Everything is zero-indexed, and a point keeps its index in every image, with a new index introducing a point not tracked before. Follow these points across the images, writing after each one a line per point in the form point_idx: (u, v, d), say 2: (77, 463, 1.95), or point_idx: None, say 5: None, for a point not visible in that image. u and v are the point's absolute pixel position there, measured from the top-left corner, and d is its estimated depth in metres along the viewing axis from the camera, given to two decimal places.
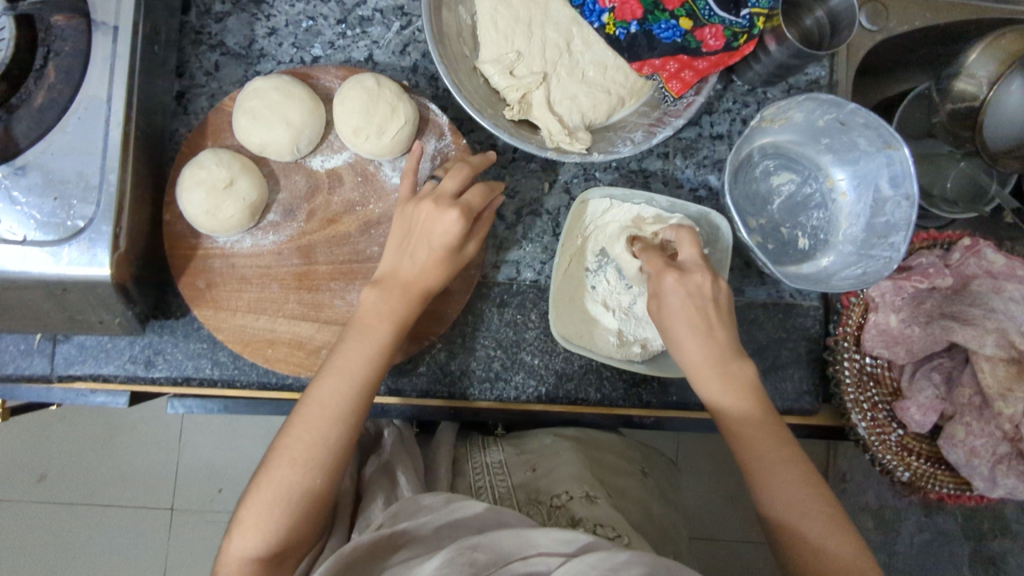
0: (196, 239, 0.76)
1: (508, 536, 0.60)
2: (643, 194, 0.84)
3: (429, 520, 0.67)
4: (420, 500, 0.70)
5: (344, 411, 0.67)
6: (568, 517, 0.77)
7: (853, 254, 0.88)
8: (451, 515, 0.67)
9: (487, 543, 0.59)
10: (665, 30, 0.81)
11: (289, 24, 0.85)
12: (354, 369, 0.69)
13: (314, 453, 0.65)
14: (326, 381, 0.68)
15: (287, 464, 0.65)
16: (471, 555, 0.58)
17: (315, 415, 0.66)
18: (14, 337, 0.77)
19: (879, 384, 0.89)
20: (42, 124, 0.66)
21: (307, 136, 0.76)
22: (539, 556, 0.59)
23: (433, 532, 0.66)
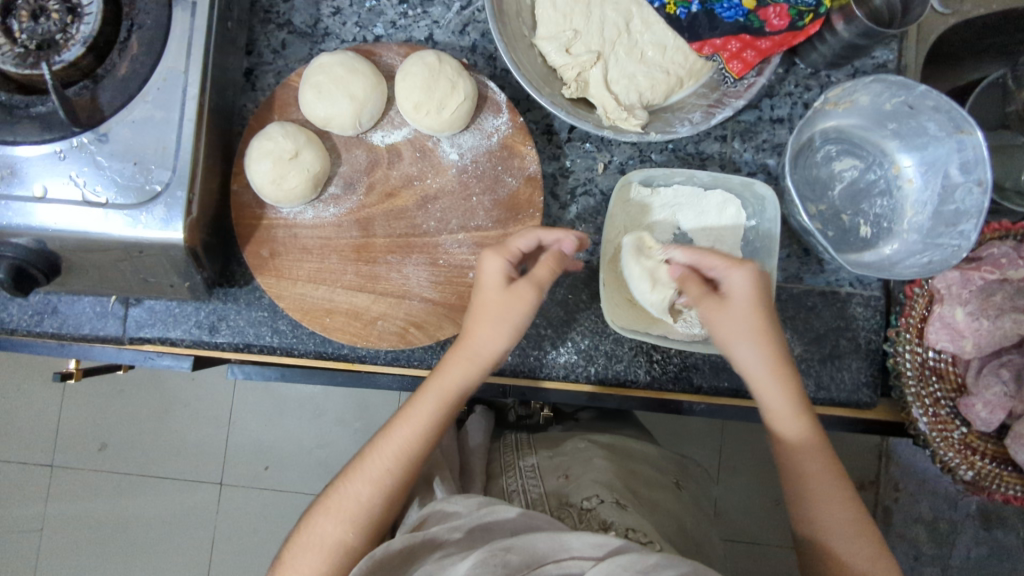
0: (261, 209, 0.78)
1: (543, 538, 0.59)
2: (684, 171, 0.84)
3: (463, 522, 0.66)
4: (450, 503, 0.69)
5: (398, 457, 0.71)
6: (598, 521, 0.74)
7: (918, 243, 0.85)
8: (484, 517, 0.66)
9: (521, 546, 0.59)
10: (727, 8, 0.80)
11: (353, 3, 0.87)
12: (402, 430, 0.71)
13: (379, 475, 0.70)
14: (399, 424, 0.72)
15: (362, 478, 0.70)
16: (505, 557, 0.58)
17: (391, 446, 0.71)
18: (91, 299, 0.82)
19: (942, 379, 0.86)
20: (125, 93, 0.69)
21: (370, 110, 0.77)
22: (573, 560, 0.58)
23: (465, 534, 0.65)
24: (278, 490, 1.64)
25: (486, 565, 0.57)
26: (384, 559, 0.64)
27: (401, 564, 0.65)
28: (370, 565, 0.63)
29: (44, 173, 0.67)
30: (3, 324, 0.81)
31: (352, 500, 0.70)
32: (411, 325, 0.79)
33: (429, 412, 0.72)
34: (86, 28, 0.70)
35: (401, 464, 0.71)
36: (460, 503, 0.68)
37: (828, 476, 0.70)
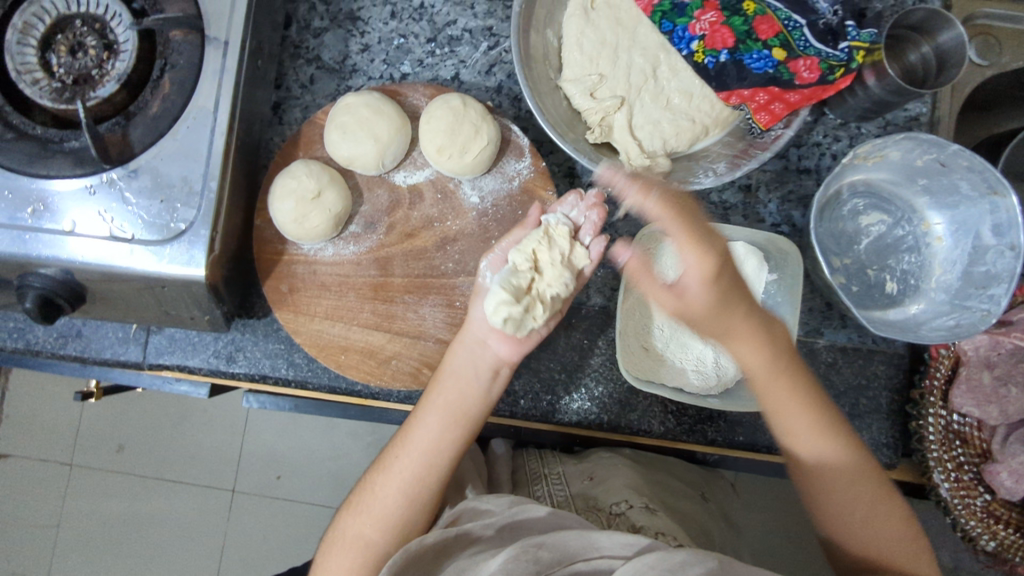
0: (282, 244, 0.79)
1: (574, 537, 0.59)
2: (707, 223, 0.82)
3: (495, 520, 0.66)
4: (482, 504, 0.69)
5: (413, 463, 0.71)
6: (628, 524, 0.74)
7: (946, 303, 0.83)
8: (515, 517, 0.66)
9: (553, 543, 0.58)
10: (757, 60, 0.77)
11: (382, 41, 0.88)
12: (418, 439, 0.72)
13: (402, 477, 0.71)
14: (410, 430, 0.73)
15: (386, 482, 0.71)
16: (537, 553, 0.57)
17: (410, 447, 0.72)
18: (114, 324, 0.83)
19: (966, 444, 0.84)
20: (156, 131, 0.71)
21: (393, 151, 0.78)
22: (603, 557, 0.58)
23: (496, 531, 0.65)
24: (289, 502, 1.65)
25: (518, 560, 0.57)
26: (421, 552, 0.62)
27: (434, 560, 0.63)
28: (405, 558, 0.61)
29: (74, 208, 0.69)
30: (28, 345, 0.83)
31: (377, 500, 0.70)
32: (424, 366, 0.79)
33: (455, 410, 0.73)
34: (122, 65, 0.73)
35: (417, 469, 0.71)
36: (490, 503, 0.69)
37: (876, 497, 0.69)
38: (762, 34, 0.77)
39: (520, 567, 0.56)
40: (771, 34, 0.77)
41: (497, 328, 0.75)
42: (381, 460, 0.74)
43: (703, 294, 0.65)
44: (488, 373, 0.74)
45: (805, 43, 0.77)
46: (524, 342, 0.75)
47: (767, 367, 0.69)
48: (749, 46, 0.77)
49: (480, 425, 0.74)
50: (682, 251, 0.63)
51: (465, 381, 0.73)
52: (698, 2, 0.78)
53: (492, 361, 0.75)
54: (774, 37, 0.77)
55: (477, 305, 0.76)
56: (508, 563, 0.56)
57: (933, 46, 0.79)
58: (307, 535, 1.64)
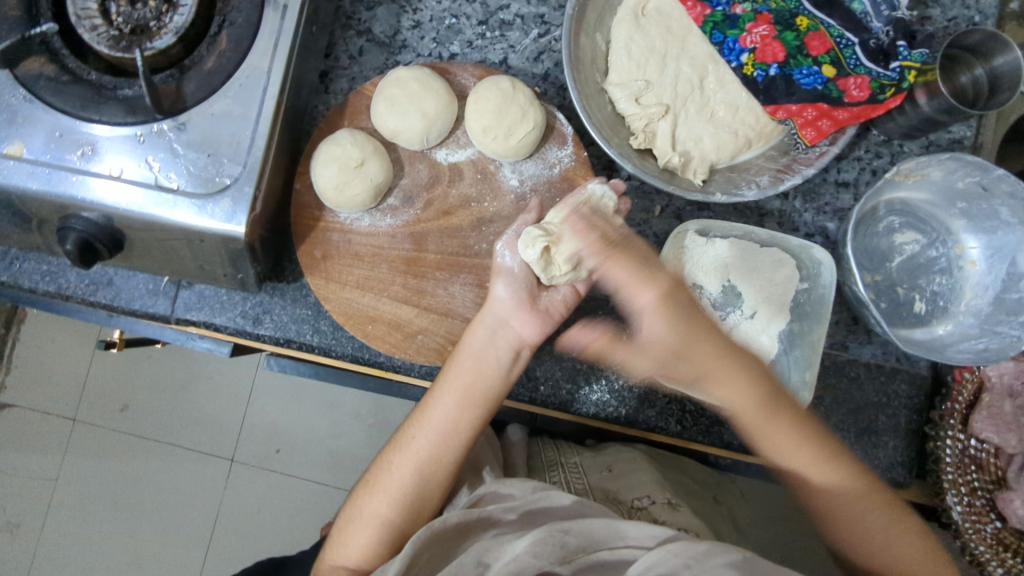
0: (320, 211, 0.80)
1: (599, 525, 0.60)
2: (742, 227, 0.84)
3: (518, 504, 0.65)
4: (505, 486, 0.69)
5: (429, 447, 0.73)
6: (649, 518, 0.76)
7: (974, 327, 0.83)
8: (536, 503, 0.65)
9: (578, 530, 0.59)
10: (806, 76, 0.78)
11: (433, 19, 0.88)
12: (435, 420, 0.74)
13: (422, 458, 0.73)
14: (424, 411, 0.75)
15: (404, 463, 0.73)
16: (562, 539, 0.58)
17: (425, 428, 0.74)
18: (145, 276, 0.84)
19: (980, 469, 0.84)
20: (209, 87, 0.71)
21: (438, 128, 0.78)
22: (627, 548, 0.59)
23: (519, 516, 0.65)
24: (287, 476, 1.66)
25: (545, 543, 0.58)
26: (442, 530, 0.62)
27: (456, 539, 0.63)
28: (428, 536, 0.61)
29: (122, 155, 0.69)
30: (59, 289, 0.83)
31: (393, 478, 0.73)
32: (450, 343, 0.79)
33: (471, 391, 0.74)
34: (180, 18, 0.73)
35: (434, 453, 0.73)
36: (514, 486, 0.68)
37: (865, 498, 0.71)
38: (814, 50, 0.78)
39: (547, 551, 0.57)
40: (822, 51, 0.78)
41: (518, 308, 0.76)
42: (399, 438, 0.76)
43: (657, 308, 0.71)
44: (509, 353, 0.75)
45: (856, 62, 0.78)
46: (548, 321, 0.78)
47: (727, 372, 0.72)
48: (799, 61, 0.78)
49: (497, 404, 0.76)
50: (636, 281, 0.72)
51: (483, 361, 0.74)
52: (751, 16, 0.80)
53: (513, 339, 0.76)
54: (824, 53, 0.78)
55: (497, 282, 0.77)
56: (536, 546, 0.57)
57: (987, 70, 0.80)
58: (303, 509, 1.65)
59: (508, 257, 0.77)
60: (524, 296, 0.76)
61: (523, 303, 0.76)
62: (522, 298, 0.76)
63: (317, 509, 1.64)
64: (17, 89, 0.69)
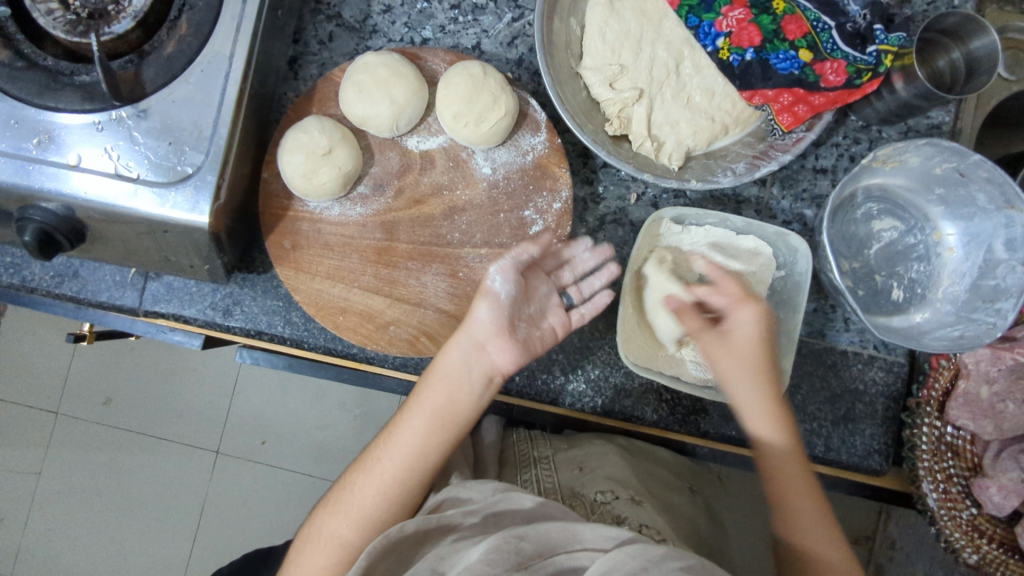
0: (289, 200, 0.78)
1: (556, 529, 0.58)
2: (716, 214, 0.83)
3: (478, 507, 0.65)
4: (465, 490, 0.68)
5: (396, 473, 0.70)
6: (611, 516, 0.74)
7: (951, 314, 0.83)
8: (498, 505, 0.65)
9: (534, 536, 0.58)
10: (782, 60, 0.77)
11: (404, 3, 0.86)
12: (406, 448, 0.71)
13: (390, 484, 0.69)
14: (396, 437, 0.71)
15: (370, 487, 0.70)
16: (518, 544, 0.57)
17: (395, 454, 0.70)
18: (112, 268, 0.82)
19: (957, 457, 0.84)
20: (169, 73, 0.70)
21: (408, 115, 0.77)
22: (584, 552, 0.58)
23: (479, 519, 0.64)
24: (272, 467, 1.65)
25: (499, 551, 0.56)
26: (401, 539, 0.61)
27: (415, 546, 0.63)
28: (384, 545, 0.60)
29: (80, 143, 0.67)
30: (24, 282, 0.82)
31: (353, 499, 0.70)
32: (422, 334, 0.78)
33: (443, 414, 0.71)
34: (139, 2, 0.71)
35: (400, 476, 0.70)
36: (473, 490, 0.67)
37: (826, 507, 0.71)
38: (789, 34, 0.76)
39: (500, 558, 0.55)
40: (799, 35, 0.77)
41: (497, 333, 0.72)
42: (363, 458, 0.73)
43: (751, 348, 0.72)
44: (483, 379, 0.72)
45: (833, 46, 0.77)
46: (525, 352, 0.74)
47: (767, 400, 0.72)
48: (776, 45, 0.77)
49: (467, 429, 0.73)
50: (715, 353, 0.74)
51: (458, 385, 0.72)
52: None
53: (487, 365, 0.73)
54: (801, 37, 0.76)
55: (480, 304, 0.72)
56: (490, 553, 0.56)
57: (964, 53, 0.79)
58: (288, 501, 1.64)
59: (501, 281, 0.72)
60: (507, 322, 0.72)
61: (502, 330, 0.72)
62: (502, 325, 0.72)
63: (303, 500, 1.64)
64: None
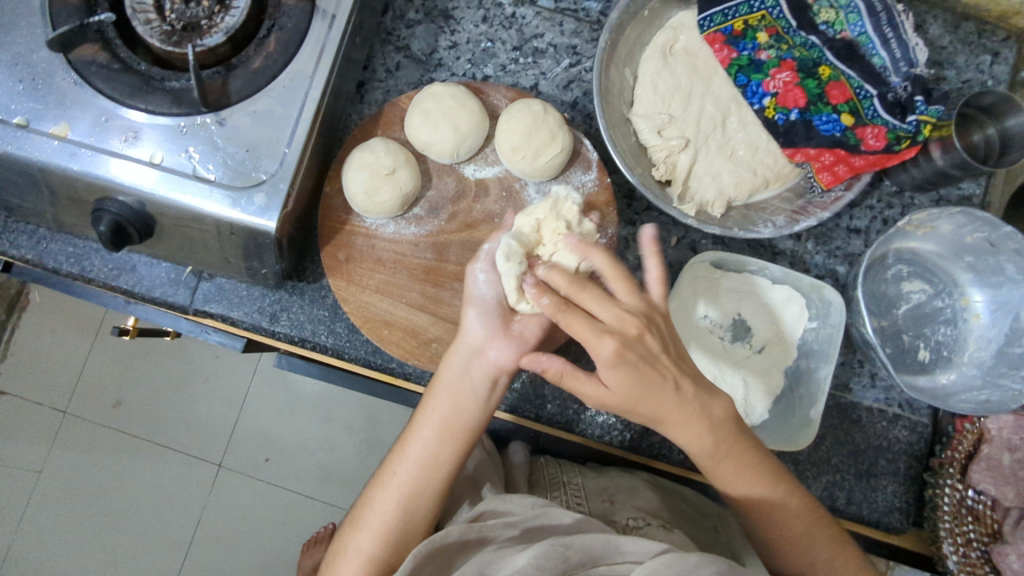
0: (347, 215, 0.81)
1: (599, 540, 0.63)
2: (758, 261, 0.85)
3: (518, 519, 0.68)
4: (503, 502, 0.70)
5: (408, 486, 0.72)
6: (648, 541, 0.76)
7: (977, 378, 0.85)
8: (538, 519, 0.68)
9: (580, 545, 0.62)
10: (826, 122, 0.82)
11: (470, 41, 0.91)
12: (417, 458, 0.73)
13: (413, 500, 0.72)
14: (404, 447, 0.74)
15: (390, 498, 0.72)
16: (564, 553, 0.61)
17: (412, 467, 0.72)
18: (168, 265, 0.85)
19: (977, 521, 0.85)
20: (252, 85, 0.74)
21: (468, 144, 0.81)
22: (625, 563, 0.62)
23: (519, 532, 0.67)
24: (273, 485, 1.65)
25: (547, 557, 0.60)
26: (445, 544, 0.64)
27: (457, 551, 0.66)
28: (428, 551, 0.63)
29: (162, 144, 0.71)
30: (83, 271, 0.84)
31: (377, 513, 0.72)
32: None
33: (449, 422, 0.73)
34: (231, 20, 0.75)
35: (417, 492, 0.72)
36: (512, 502, 0.69)
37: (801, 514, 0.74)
38: (833, 99, 0.82)
39: (549, 564, 0.60)
40: (841, 100, 0.82)
41: (493, 335, 0.75)
42: (380, 474, 0.75)
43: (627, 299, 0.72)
44: (486, 383, 0.74)
45: (873, 113, 0.82)
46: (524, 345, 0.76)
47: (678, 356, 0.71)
48: (819, 108, 0.83)
49: (478, 434, 0.75)
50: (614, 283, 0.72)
51: (461, 392, 0.73)
52: (775, 62, 0.84)
53: (489, 368, 0.74)
54: (844, 103, 0.82)
55: (469, 310, 0.76)
56: (539, 560, 0.60)
57: (999, 130, 0.83)
58: (287, 520, 1.64)
59: (484, 285, 0.76)
60: (498, 321, 0.76)
61: (497, 331, 0.75)
62: (496, 325, 0.75)
63: (302, 520, 1.64)
64: (68, 74, 0.71)
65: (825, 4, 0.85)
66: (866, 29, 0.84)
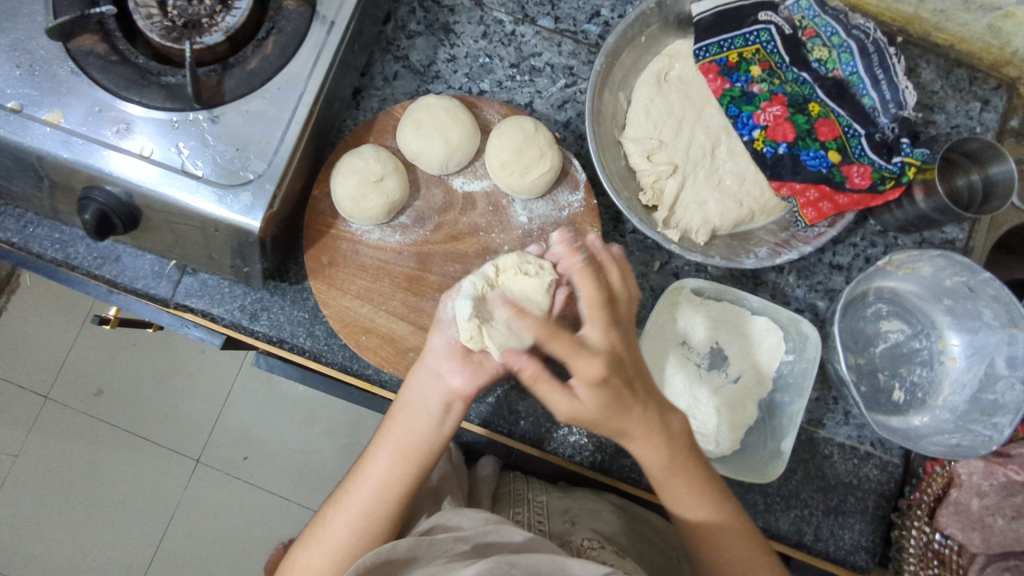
0: (334, 219, 0.82)
1: (545, 561, 0.63)
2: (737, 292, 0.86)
3: (469, 535, 0.70)
4: (456, 517, 0.74)
5: (361, 510, 0.72)
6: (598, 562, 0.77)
7: (949, 422, 0.85)
8: (487, 535, 0.71)
9: (524, 563, 0.62)
10: (812, 158, 0.84)
11: (468, 56, 0.93)
12: (370, 482, 0.73)
13: (364, 525, 0.72)
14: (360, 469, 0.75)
15: (341, 522, 0.72)
16: (509, 571, 0.61)
17: (364, 491, 0.73)
18: (153, 258, 0.85)
19: (942, 565, 0.84)
20: (247, 85, 0.75)
21: (458, 157, 0.82)
22: None
23: (470, 547, 0.69)
24: (249, 485, 1.64)
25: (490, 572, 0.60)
26: (393, 557, 0.66)
27: (405, 565, 0.67)
28: (375, 560, 0.65)
29: (153, 137, 0.72)
30: (67, 258, 0.84)
31: (328, 536, 0.72)
32: None
33: (404, 446, 0.74)
34: (232, 20, 0.76)
35: (371, 515, 0.72)
36: (466, 518, 0.73)
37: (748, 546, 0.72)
38: (822, 135, 0.84)
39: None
40: (830, 137, 0.84)
41: (451, 356, 0.75)
42: (335, 494, 0.76)
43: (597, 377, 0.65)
44: (440, 406, 0.74)
45: (861, 152, 0.84)
46: (479, 372, 0.75)
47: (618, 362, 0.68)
48: (807, 143, 0.84)
49: (434, 458, 0.75)
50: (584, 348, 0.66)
51: (417, 414, 0.74)
52: (766, 96, 0.86)
53: (445, 391, 0.74)
54: (832, 140, 0.84)
55: (434, 333, 0.77)
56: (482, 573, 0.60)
57: (982, 176, 0.84)
58: (260, 519, 1.63)
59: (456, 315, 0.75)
60: (460, 346, 0.76)
61: (456, 354, 0.75)
62: (456, 347, 0.75)
63: (274, 522, 1.63)
64: (66, 63, 0.72)
65: (817, 42, 0.86)
66: (857, 70, 0.85)
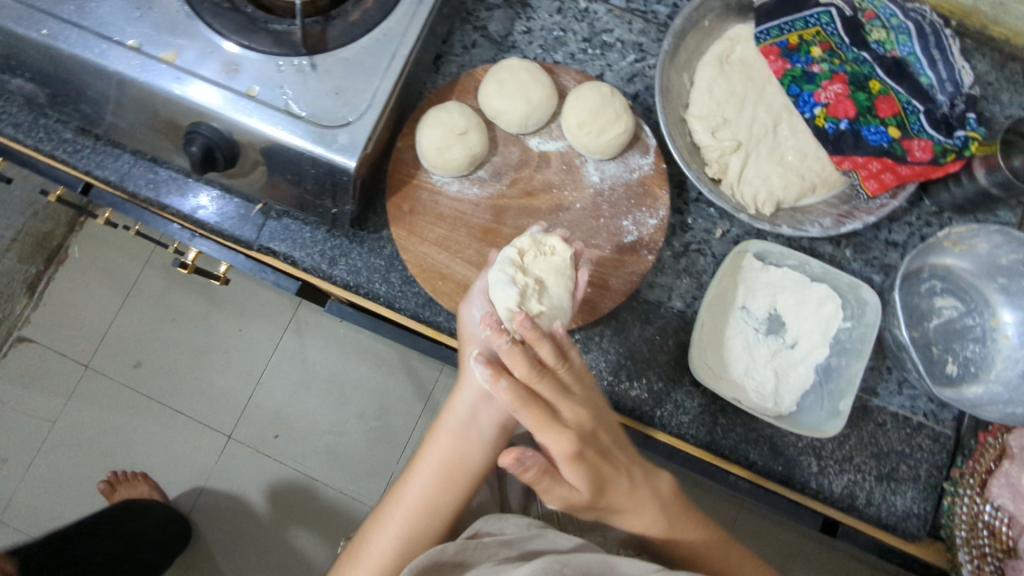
0: (416, 170, 0.86)
1: (594, 561, 0.66)
2: (801, 256, 0.91)
3: (516, 542, 0.72)
4: (500, 524, 0.76)
5: (408, 526, 0.76)
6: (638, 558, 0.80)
7: (1004, 394, 0.86)
8: (528, 545, 0.72)
9: (575, 563, 0.64)
10: (873, 133, 0.87)
11: (543, 29, 0.97)
12: (414, 501, 0.77)
13: (414, 540, 0.75)
14: (404, 492, 0.78)
15: (392, 537, 0.76)
16: (561, 570, 0.63)
17: (411, 510, 0.76)
18: (240, 202, 0.90)
19: (992, 538, 0.83)
20: (349, 35, 0.79)
21: (537, 116, 0.86)
22: None
23: (518, 552, 0.71)
24: (280, 463, 1.66)
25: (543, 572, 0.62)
26: (439, 562, 0.69)
27: (452, 570, 0.69)
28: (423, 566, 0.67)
29: (262, 78, 0.76)
30: (160, 199, 0.89)
31: (375, 552, 0.75)
32: None
33: (449, 468, 0.78)
34: None
35: (418, 532, 0.76)
36: (508, 524, 0.76)
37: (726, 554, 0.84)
38: (882, 112, 0.88)
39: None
40: (889, 113, 0.88)
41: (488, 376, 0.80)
42: (375, 515, 0.80)
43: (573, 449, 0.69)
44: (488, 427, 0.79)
45: (920, 128, 0.87)
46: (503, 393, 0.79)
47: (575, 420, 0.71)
48: (868, 120, 0.88)
49: (477, 480, 0.80)
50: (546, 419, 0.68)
51: (460, 438, 0.79)
52: (828, 75, 0.89)
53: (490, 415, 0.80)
54: (891, 116, 0.88)
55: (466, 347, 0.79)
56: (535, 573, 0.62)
57: None
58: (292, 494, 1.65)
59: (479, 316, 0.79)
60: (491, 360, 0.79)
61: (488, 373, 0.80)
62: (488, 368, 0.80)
63: (307, 498, 1.65)
64: (183, 7, 0.77)
65: (876, 24, 0.91)
66: (914, 50, 0.89)
